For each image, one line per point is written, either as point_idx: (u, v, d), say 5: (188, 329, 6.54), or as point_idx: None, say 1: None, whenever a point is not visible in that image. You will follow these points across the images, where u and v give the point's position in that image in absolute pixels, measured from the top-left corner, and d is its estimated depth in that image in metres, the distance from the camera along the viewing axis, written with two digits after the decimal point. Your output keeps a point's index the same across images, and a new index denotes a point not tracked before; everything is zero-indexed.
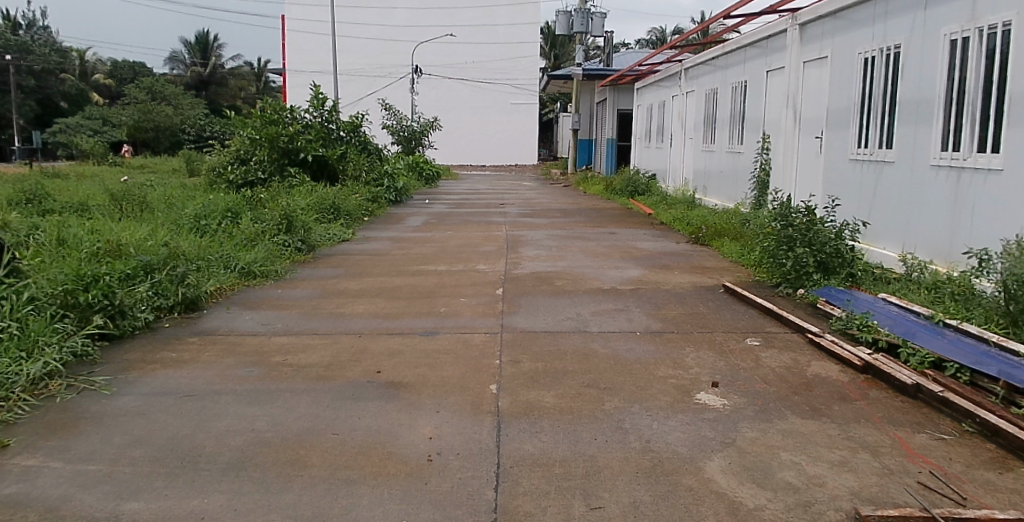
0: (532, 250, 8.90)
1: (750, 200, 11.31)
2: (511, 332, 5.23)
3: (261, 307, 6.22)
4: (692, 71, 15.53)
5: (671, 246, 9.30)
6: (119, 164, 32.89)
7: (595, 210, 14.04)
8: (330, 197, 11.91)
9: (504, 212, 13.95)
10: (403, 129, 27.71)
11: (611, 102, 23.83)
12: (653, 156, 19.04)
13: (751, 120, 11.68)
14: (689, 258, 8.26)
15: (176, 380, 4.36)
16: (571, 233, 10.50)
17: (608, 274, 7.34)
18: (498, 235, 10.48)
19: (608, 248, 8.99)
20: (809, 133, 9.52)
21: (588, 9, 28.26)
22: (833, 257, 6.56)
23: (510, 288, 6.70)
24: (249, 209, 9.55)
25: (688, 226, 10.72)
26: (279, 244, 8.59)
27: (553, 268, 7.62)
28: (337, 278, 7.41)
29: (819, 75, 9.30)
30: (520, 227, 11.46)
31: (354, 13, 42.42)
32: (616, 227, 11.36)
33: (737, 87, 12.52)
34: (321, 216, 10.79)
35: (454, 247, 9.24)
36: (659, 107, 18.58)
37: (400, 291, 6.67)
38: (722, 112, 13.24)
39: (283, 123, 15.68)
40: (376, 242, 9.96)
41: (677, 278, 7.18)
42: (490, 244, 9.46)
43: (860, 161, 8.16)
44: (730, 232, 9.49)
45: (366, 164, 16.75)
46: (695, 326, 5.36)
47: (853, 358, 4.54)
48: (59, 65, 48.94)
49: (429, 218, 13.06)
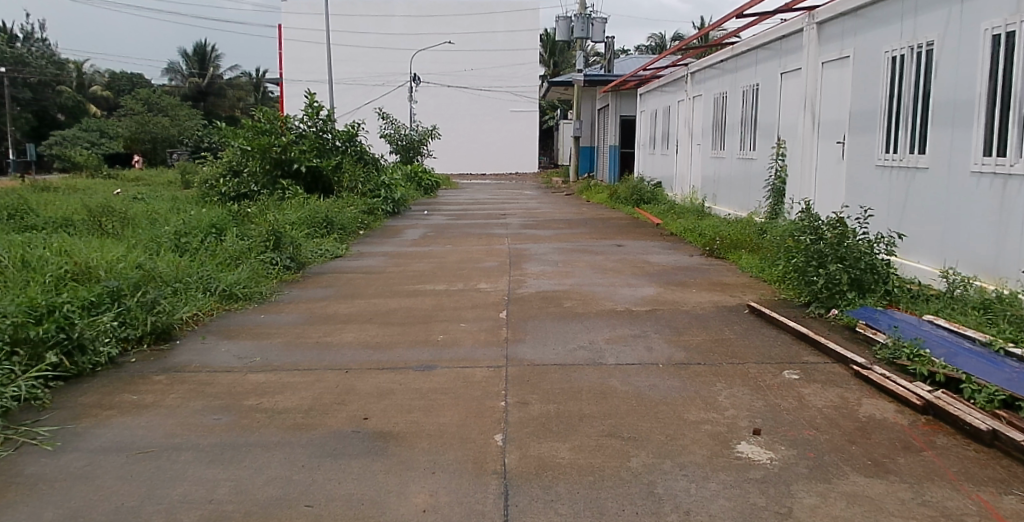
0: (536, 266, 8.33)
1: (764, 209, 10.75)
2: (517, 364, 4.65)
3: (240, 335, 5.64)
4: (699, 75, 15.00)
5: (685, 260, 8.72)
6: (116, 176, 32.47)
7: (601, 221, 13.49)
8: (324, 210, 11.35)
9: (506, 223, 13.40)
10: (401, 138, 27.19)
11: (614, 109, 23.30)
12: (659, 163, 18.49)
13: (763, 125, 11.12)
14: (706, 274, 7.68)
15: (133, 430, 3.79)
16: (578, 246, 9.93)
17: (621, 293, 6.77)
18: (499, 249, 9.92)
19: (617, 263, 8.42)
20: (830, 138, 8.96)
21: (588, 14, 27.74)
22: (867, 274, 5.99)
23: (515, 311, 6.12)
24: (234, 224, 8.98)
25: (701, 237, 10.15)
26: (267, 263, 8.04)
27: (560, 287, 7.06)
28: (327, 300, 6.83)
29: (840, 76, 8.74)
30: (523, 240, 10.90)
31: (352, 21, 41.88)
32: (624, 239, 10.79)
33: (748, 91, 11.95)
34: (312, 231, 10.23)
35: (454, 263, 8.66)
36: (664, 112, 18.03)
37: (394, 316, 6.09)
38: (732, 117, 12.68)
39: (276, 133, 15.16)
40: (371, 259, 9.38)
41: (696, 297, 6.60)
42: (492, 260, 8.88)
43: (888, 168, 7.60)
44: (747, 244, 8.91)
45: (362, 174, 16.18)
46: (723, 356, 4.77)
47: (911, 397, 3.95)
48: (55, 77, 48.54)
49: (428, 231, 12.50)
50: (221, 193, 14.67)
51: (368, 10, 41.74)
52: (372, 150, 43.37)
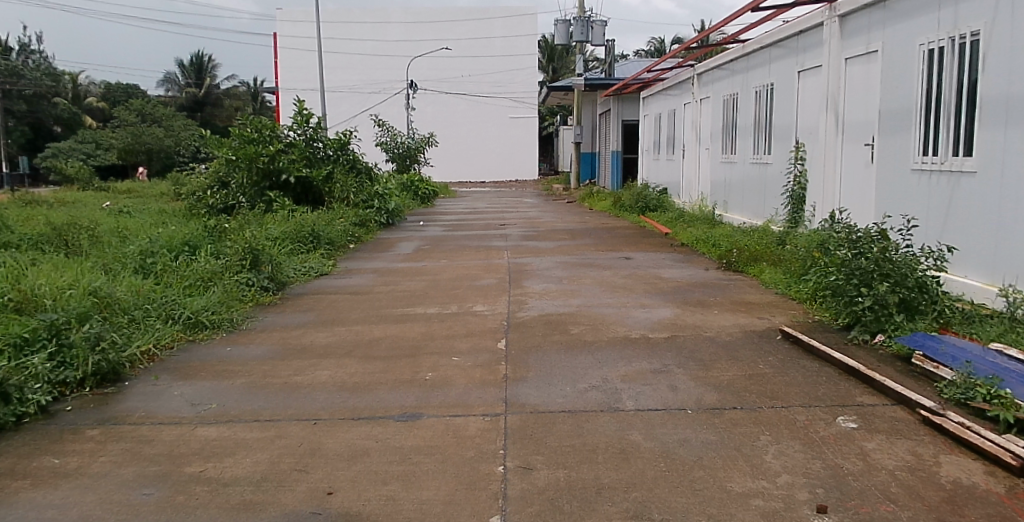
0: (539, 283, 7.59)
1: (782, 217, 10.05)
2: (518, 411, 3.91)
3: (199, 374, 4.90)
4: (705, 76, 14.29)
5: (701, 273, 7.99)
6: (107, 189, 31.85)
7: (606, 231, 12.76)
8: (310, 223, 10.61)
9: (505, 234, 12.67)
10: (398, 146, 26.51)
11: (616, 113, 22.61)
12: (664, 168, 17.77)
13: (779, 128, 10.40)
14: (727, 292, 6.94)
15: (44, 510, 3.05)
16: (583, 259, 9.19)
17: (634, 315, 6.03)
18: (498, 263, 9.18)
19: (628, 279, 7.68)
20: (856, 140, 8.24)
21: (588, 17, 27.08)
22: (915, 294, 5.28)
23: (515, 339, 5.39)
24: (209, 241, 8.24)
25: (716, 248, 9.43)
26: (241, 284, 7.31)
27: (566, 309, 6.31)
28: (305, 327, 6.10)
29: (867, 74, 8.02)
30: (523, 253, 10.17)
31: (347, 29, 41.17)
32: (632, 250, 10.07)
33: (761, 91, 11.25)
34: (296, 247, 9.49)
35: (448, 281, 7.93)
36: (669, 115, 17.32)
37: (378, 346, 5.35)
38: (743, 119, 11.96)
39: (263, 142, 14.46)
40: (358, 276, 8.65)
41: (720, 319, 5.85)
42: (489, 277, 8.15)
43: (926, 172, 6.88)
44: (769, 256, 8.19)
45: (355, 185, 15.42)
46: (763, 398, 4.03)
47: (1003, 453, 3.22)
48: (51, 88, 47.94)
49: (423, 243, 11.78)
50: (210, 204, 14.02)
51: (363, 17, 41.04)
52: (366, 159, 42.92)
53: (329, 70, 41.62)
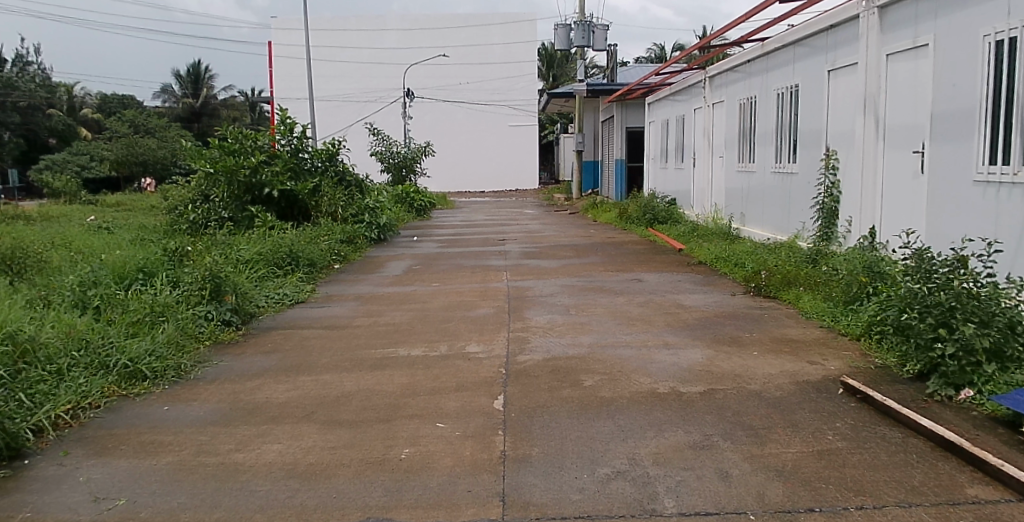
0: (542, 314, 6.57)
1: (812, 233, 9.06)
2: (520, 515, 2.92)
3: (119, 448, 3.91)
4: (718, 79, 13.33)
5: (727, 301, 6.99)
6: (96, 203, 30.86)
7: (613, 246, 11.76)
8: (288, 242, 9.64)
9: (504, 251, 11.67)
10: (393, 156, 25.54)
11: (620, 120, 21.64)
12: (673, 178, 16.77)
13: (806, 132, 9.42)
14: (763, 326, 5.92)
15: None
16: (592, 282, 8.18)
17: (657, 359, 5.01)
18: (495, 287, 8.18)
19: (645, 309, 6.67)
20: (901, 147, 7.25)
21: (589, 21, 26.15)
22: (1010, 337, 4.27)
23: (515, 393, 4.39)
24: (167, 268, 7.27)
25: (740, 269, 8.44)
26: (199, 319, 6.33)
27: (576, 350, 5.30)
28: (265, 377, 5.10)
29: (914, 71, 7.04)
30: (524, 274, 9.17)
31: (343, 36, 40.27)
32: (644, 271, 9.05)
33: (783, 94, 10.28)
34: (269, 270, 8.52)
35: (438, 312, 6.91)
36: (677, 122, 16.33)
37: (347, 405, 4.35)
38: (763, 124, 10.98)
39: (244, 153, 13.51)
40: (338, 304, 7.63)
41: (763, 366, 4.84)
42: (486, 306, 7.13)
43: (993, 185, 5.89)
44: (804, 279, 7.20)
45: (343, 197, 14.45)
46: (845, 493, 3.04)
47: None
48: (46, 100, 47.02)
49: (414, 262, 10.78)
50: (192, 218, 13.11)
51: (360, 24, 40.15)
52: (357, 170, 41.95)
53: (325, 79, 40.75)
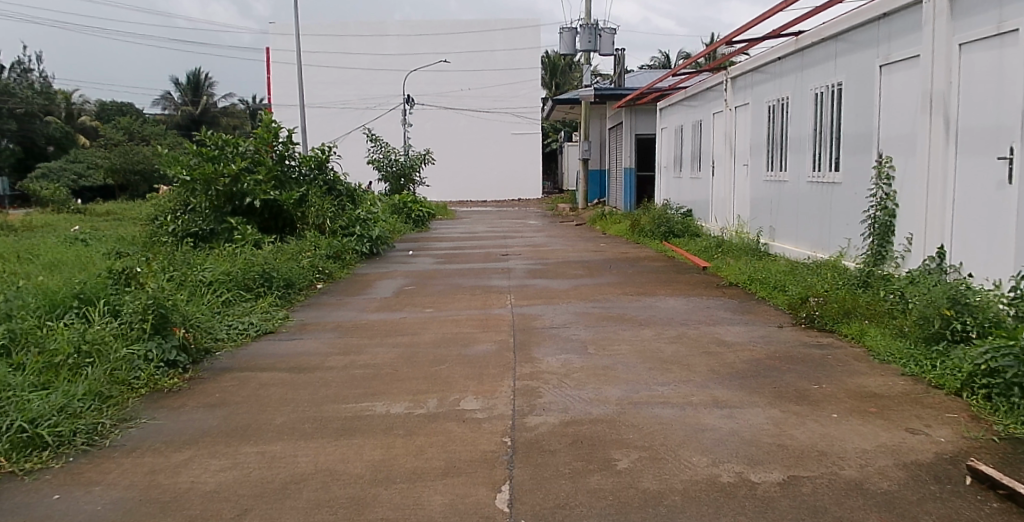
0: (554, 354, 5.40)
1: (862, 252, 7.92)
2: None
3: None
4: (741, 80, 12.23)
5: (775, 337, 5.83)
6: (85, 212, 29.54)
7: (628, 263, 10.61)
8: (262, 260, 8.48)
9: (508, 269, 10.52)
10: (391, 165, 24.48)
11: (629, 127, 20.57)
12: (688, 188, 15.63)
13: (852, 137, 8.30)
14: (832, 376, 4.75)
15: None
16: (610, 309, 7.02)
17: (709, 425, 3.84)
18: (497, 315, 7.03)
19: (679, 347, 5.50)
20: (981, 153, 6.10)
21: (596, 25, 25.12)
22: None
23: (524, 483, 3.22)
24: (109, 293, 6.12)
25: (782, 294, 7.30)
26: (136, 359, 5.20)
27: (602, 409, 4.13)
28: (200, 446, 3.93)
29: (997, 63, 5.90)
30: (531, 297, 8.02)
31: (343, 42, 39.25)
32: (668, 294, 7.91)
33: (823, 93, 9.14)
34: (236, 295, 7.37)
35: (428, 348, 5.75)
36: (693, 127, 15.20)
37: (295, 498, 3.19)
38: (796, 128, 9.85)
39: (225, 160, 12.38)
40: (312, 336, 6.47)
41: (850, 439, 3.66)
42: (487, 340, 5.97)
43: None
44: (867, 310, 6.05)
45: (332, 208, 13.32)
46: None
47: None
48: (42, 107, 46.02)
49: (407, 281, 9.66)
50: (171, 231, 12.00)
51: (360, 30, 39.21)
52: (351, 178, 40.77)
53: (324, 85, 39.73)
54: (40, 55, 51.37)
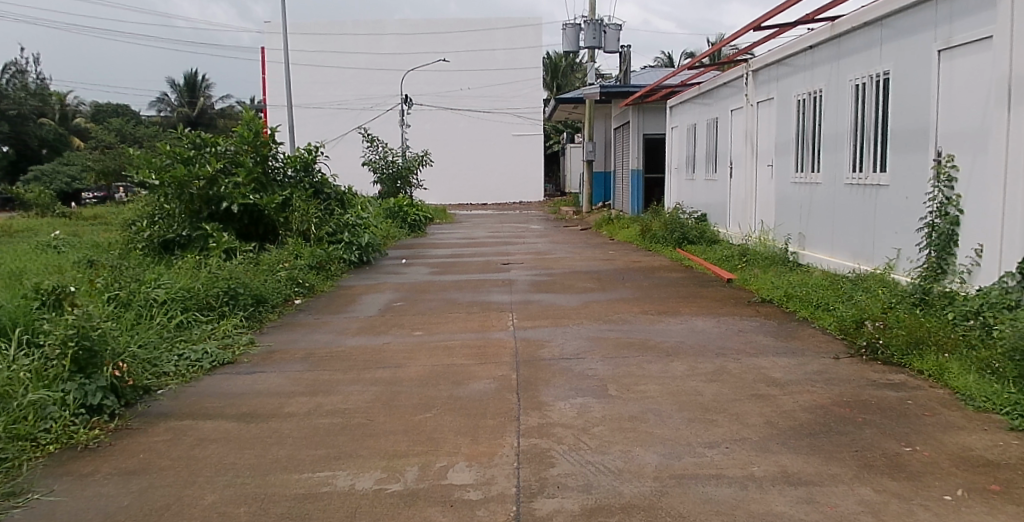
0: (566, 397, 4.36)
1: (919, 264, 6.89)
2: None
3: None
4: (763, 73, 11.21)
5: (834, 372, 4.81)
6: (72, 216, 28.46)
7: (643, 274, 9.58)
8: (228, 274, 7.44)
9: (509, 280, 9.51)
10: (387, 166, 23.50)
11: (635, 126, 19.56)
12: (701, 190, 14.60)
13: (902, 133, 7.28)
14: (924, 433, 3.71)
15: None
16: (629, 333, 5.98)
17: (785, 516, 2.82)
18: (498, 339, 6.01)
19: (719, 387, 4.47)
20: None
21: (600, 21, 24.10)
22: None
23: None
24: (29, 319, 5.07)
25: (829, 316, 6.26)
26: (48, 406, 4.17)
27: (635, 486, 3.10)
28: None
29: None
30: (536, 315, 7.00)
31: (340, 41, 38.25)
32: (693, 312, 6.89)
33: (864, 85, 8.11)
34: (192, 318, 6.33)
35: (412, 388, 4.72)
36: (708, 126, 14.19)
37: None
38: (831, 124, 8.82)
39: (201, 161, 11.36)
40: (276, 368, 5.43)
41: None
42: (485, 375, 4.94)
43: None
44: (942, 338, 5.01)
45: (318, 213, 12.29)
46: None
47: None
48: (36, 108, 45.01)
49: (398, 295, 8.64)
50: (145, 239, 11.08)
51: (357, 29, 38.26)
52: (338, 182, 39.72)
53: (320, 86, 38.80)
54: (37, 56, 50.44)
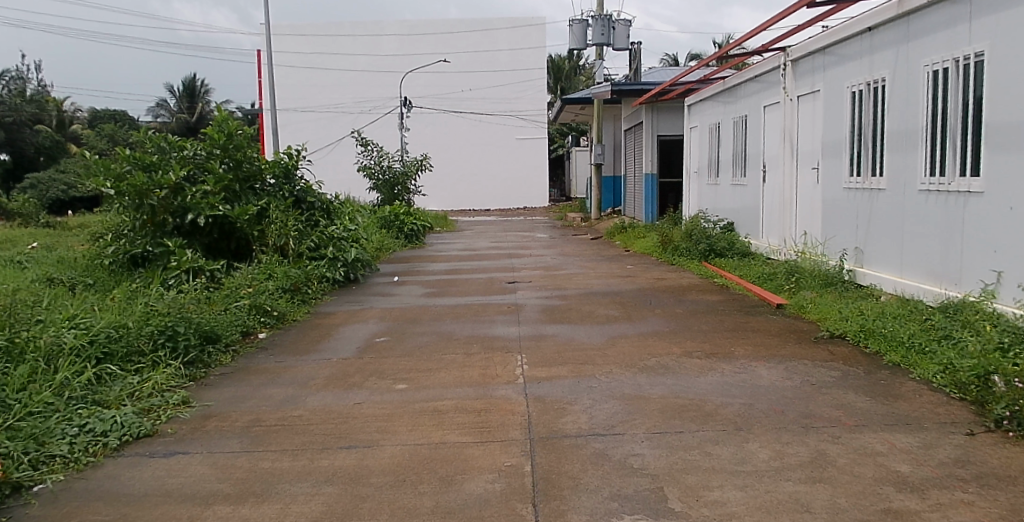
0: (607, 514, 2.95)
1: None
2: None
3: None
4: (803, 63, 9.76)
5: (981, 463, 3.38)
6: (57, 225, 27.12)
7: (673, 297, 8.17)
8: (170, 305, 6.02)
9: (516, 304, 8.10)
10: (383, 172, 22.08)
11: (649, 127, 18.14)
12: (728, 195, 13.18)
13: (1004, 129, 5.85)
14: None
15: None
16: (677, 390, 4.55)
17: None
18: (504, 398, 4.58)
19: (830, 496, 3.04)
20: None
21: (609, 16, 22.69)
22: None
23: None
24: None
25: (934, 364, 4.82)
26: None
27: None
28: None
29: None
30: (551, 357, 5.58)
31: (338, 42, 36.90)
32: (749, 354, 5.46)
33: (946, 71, 6.66)
34: (110, 371, 4.91)
35: (382, 489, 3.30)
36: (734, 126, 12.76)
37: None
38: (899, 120, 7.38)
39: (165, 167, 9.96)
40: (205, 447, 4.01)
41: None
42: (487, 465, 3.52)
43: None
44: None
45: (298, 225, 10.88)
46: None
47: None
48: (34, 114, 43.74)
49: (383, 325, 7.23)
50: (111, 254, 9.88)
51: (356, 30, 36.92)
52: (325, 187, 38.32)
53: (318, 88, 37.48)
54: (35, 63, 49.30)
